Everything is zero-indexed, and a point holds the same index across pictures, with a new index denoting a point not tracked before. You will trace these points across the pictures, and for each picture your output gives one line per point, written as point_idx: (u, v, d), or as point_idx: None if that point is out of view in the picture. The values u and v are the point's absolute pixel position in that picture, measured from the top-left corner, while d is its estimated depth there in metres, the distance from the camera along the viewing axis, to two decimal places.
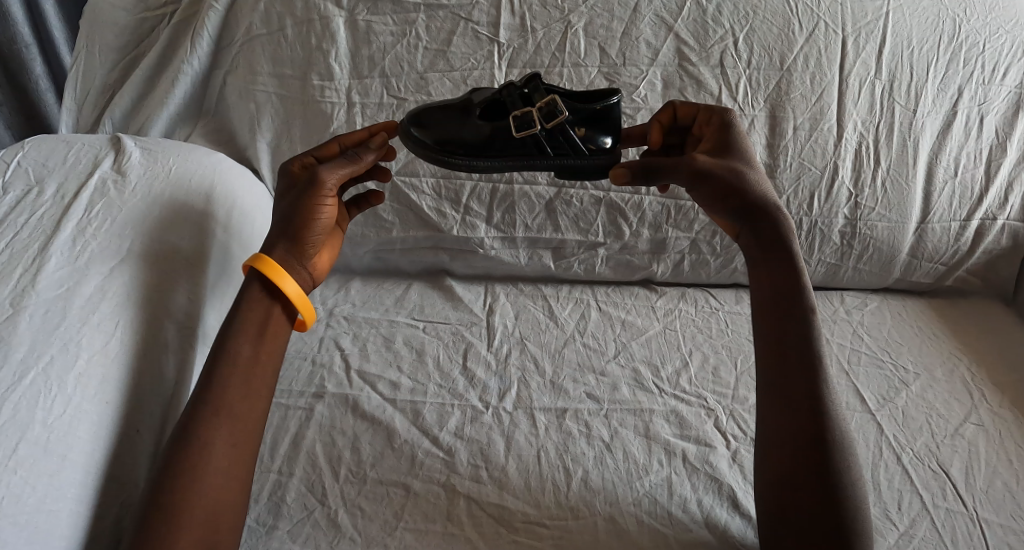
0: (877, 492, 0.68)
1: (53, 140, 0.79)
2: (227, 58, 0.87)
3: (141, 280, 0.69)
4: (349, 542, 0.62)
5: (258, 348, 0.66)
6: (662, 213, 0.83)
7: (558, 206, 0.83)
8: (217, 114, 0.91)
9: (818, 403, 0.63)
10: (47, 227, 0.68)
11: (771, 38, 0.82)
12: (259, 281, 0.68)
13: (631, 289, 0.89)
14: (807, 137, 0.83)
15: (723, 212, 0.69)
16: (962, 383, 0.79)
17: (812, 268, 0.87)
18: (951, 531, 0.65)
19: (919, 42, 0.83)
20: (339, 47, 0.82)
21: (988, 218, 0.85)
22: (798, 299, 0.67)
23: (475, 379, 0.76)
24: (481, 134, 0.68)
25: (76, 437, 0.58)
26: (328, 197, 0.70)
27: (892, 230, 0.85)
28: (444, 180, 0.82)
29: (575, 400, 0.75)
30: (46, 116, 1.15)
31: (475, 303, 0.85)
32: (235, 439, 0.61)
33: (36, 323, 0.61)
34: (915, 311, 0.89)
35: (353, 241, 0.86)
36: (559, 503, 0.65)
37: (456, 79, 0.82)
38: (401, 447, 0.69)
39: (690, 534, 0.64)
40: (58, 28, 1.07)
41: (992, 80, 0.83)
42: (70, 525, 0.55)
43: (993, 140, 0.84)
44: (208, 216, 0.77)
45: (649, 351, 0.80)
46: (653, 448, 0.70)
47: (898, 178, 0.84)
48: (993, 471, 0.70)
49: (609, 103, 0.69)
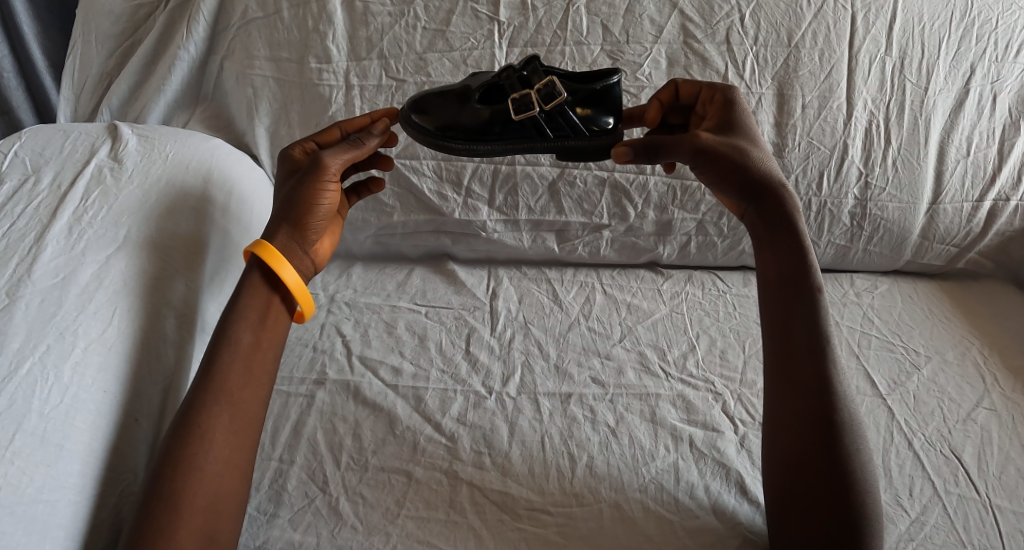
0: (888, 477, 0.67)
1: (51, 129, 0.77)
2: (222, 41, 0.85)
3: (140, 269, 0.68)
4: (351, 530, 0.61)
5: (259, 334, 0.65)
6: (668, 194, 0.82)
7: (561, 188, 0.82)
8: (214, 100, 0.89)
9: (827, 386, 0.62)
10: (43, 216, 0.67)
11: (779, 14, 0.80)
12: (260, 268, 0.67)
13: (636, 273, 0.87)
14: (816, 115, 0.81)
15: (728, 192, 0.68)
16: (974, 367, 0.78)
17: (822, 250, 0.86)
18: (963, 518, 0.64)
19: (931, 18, 0.80)
20: (336, 29, 0.80)
21: (1001, 198, 0.83)
22: (805, 278, 0.66)
23: (477, 363, 0.75)
24: (481, 118, 0.67)
25: (73, 427, 0.57)
26: (331, 183, 0.69)
27: (902, 211, 0.83)
28: (445, 162, 0.81)
29: (580, 384, 0.73)
30: (20, 111, 1.14)
31: (477, 288, 0.84)
32: (235, 427, 0.60)
33: (32, 312, 0.60)
34: (926, 294, 0.87)
35: (353, 226, 0.84)
36: (564, 490, 0.64)
37: (457, 60, 0.81)
38: (402, 433, 0.68)
39: (697, 520, 0.63)
40: (28, 25, 1.05)
41: (1005, 57, 0.81)
42: (68, 514, 0.54)
43: (1006, 119, 0.82)
44: (205, 201, 0.76)
45: (655, 334, 0.79)
46: (660, 433, 0.69)
47: (909, 157, 0.81)
48: (1006, 456, 0.69)
49: (610, 82, 0.67)
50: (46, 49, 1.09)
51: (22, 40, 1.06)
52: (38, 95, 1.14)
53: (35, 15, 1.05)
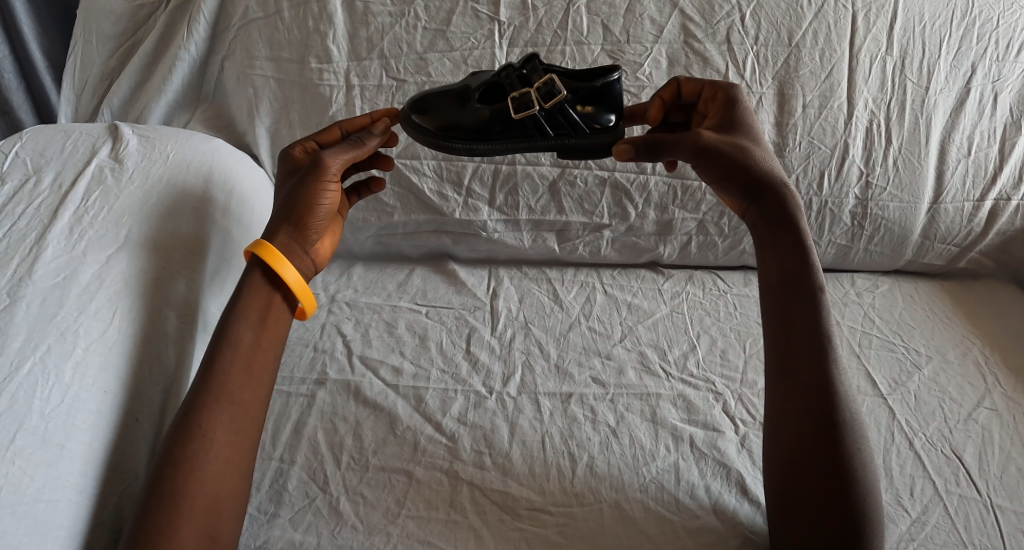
0: (889, 477, 0.67)
1: (52, 129, 0.77)
2: (223, 41, 0.85)
3: (140, 269, 0.68)
4: (351, 530, 0.61)
5: (259, 334, 0.65)
6: (669, 193, 0.81)
7: (562, 188, 0.81)
8: (214, 100, 0.90)
9: (828, 385, 0.62)
10: (44, 216, 0.67)
11: (779, 13, 0.80)
12: (261, 268, 0.67)
13: (637, 272, 0.87)
14: (817, 114, 0.81)
15: (730, 191, 0.68)
16: (975, 367, 0.78)
17: (823, 249, 0.86)
18: (965, 518, 0.64)
19: (932, 18, 0.80)
20: (337, 29, 0.80)
21: (1002, 198, 0.82)
22: (806, 277, 0.66)
23: (478, 363, 0.75)
24: (481, 117, 0.67)
25: (74, 427, 0.57)
26: (332, 183, 0.69)
27: (903, 210, 0.83)
28: (446, 162, 0.81)
29: (581, 384, 0.73)
30: (19, 112, 1.14)
31: (478, 287, 0.84)
32: (236, 427, 0.60)
33: (33, 312, 0.60)
34: (928, 294, 0.87)
35: (354, 226, 0.85)
36: (564, 490, 0.64)
37: (457, 60, 0.81)
38: (403, 433, 0.68)
39: (697, 520, 0.63)
40: (28, 26, 1.05)
41: (1006, 56, 0.81)
42: (69, 514, 0.54)
43: (1007, 118, 0.82)
44: (206, 201, 0.76)
45: (656, 334, 0.79)
46: (661, 433, 0.69)
47: (910, 156, 0.81)
48: (1008, 456, 0.69)
49: (610, 80, 0.67)
50: (45, 50, 1.09)
51: (22, 40, 1.06)
52: (38, 95, 1.14)
53: (35, 16, 1.05)
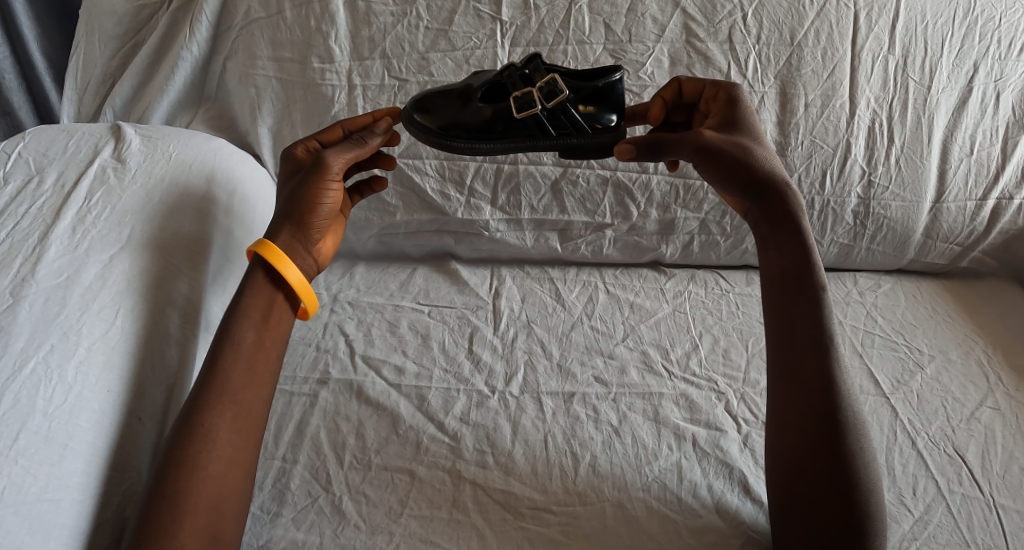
0: (892, 476, 0.67)
1: (54, 129, 0.78)
2: (225, 41, 0.85)
3: (142, 268, 0.68)
4: (354, 529, 0.61)
5: (262, 333, 0.65)
6: (671, 193, 0.81)
7: (564, 187, 0.82)
8: (216, 100, 0.90)
9: (831, 384, 0.62)
10: (47, 216, 0.67)
11: (781, 13, 0.80)
12: (263, 267, 0.67)
13: (639, 272, 0.87)
14: (819, 114, 0.81)
15: (731, 190, 0.68)
16: (978, 366, 0.78)
17: (825, 249, 0.86)
18: (967, 517, 0.64)
19: (934, 17, 0.80)
20: (338, 28, 0.80)
21: (1005, 197, 0.82)
22: (808, 276, 0.66)
23: (480, 362, 0.75)
24: (483, 117, 0.67)
25: (77, 426, 0.57)
26: (334, 182, 0.69)
27: (905, 209, 0.83)
28: (448, 162, 0.81)
29: (583, 384, 0.73)
30: (19, 112, 1.14)
31: (480, 287, 0.84)
32: (238, 426, 0.60)
33: (36, 312, 0.60)
34: (930, 292, 0.87)
35: (356, 226, 0.85)
36: (566, 489, 0.64)
37: (459, 59, 0.81)
38: (405, 433, 0.68)
39: (699, 520, 0.63)
40: (28, 26, 1.05)
41: (1008, 55, 0.81)
42: (72, 513, 0.55)
43: (1010, 117, 0.81)
44: (207, 200, 0.76)
45: (658, 333, 0.79)
46: (663, 433, 0.69)
47: (912, 156, 0.81)
48: (1010, 455, 0.69)
49: (612, 80, 0.67)
50: (45, 50, 1.09)
51: (22, 40, 1.06)
52: (38, 96, 1.14)
53: (36, 17, 1.05)
